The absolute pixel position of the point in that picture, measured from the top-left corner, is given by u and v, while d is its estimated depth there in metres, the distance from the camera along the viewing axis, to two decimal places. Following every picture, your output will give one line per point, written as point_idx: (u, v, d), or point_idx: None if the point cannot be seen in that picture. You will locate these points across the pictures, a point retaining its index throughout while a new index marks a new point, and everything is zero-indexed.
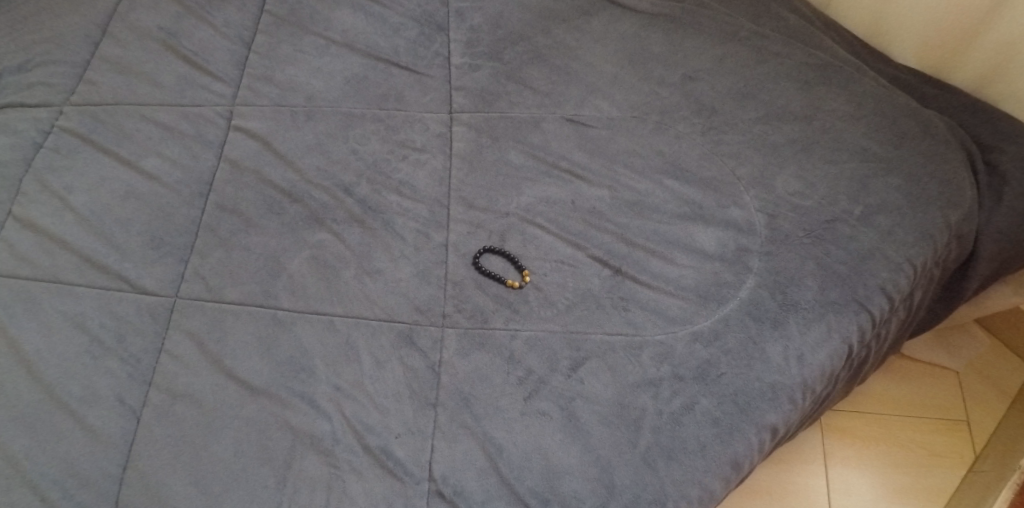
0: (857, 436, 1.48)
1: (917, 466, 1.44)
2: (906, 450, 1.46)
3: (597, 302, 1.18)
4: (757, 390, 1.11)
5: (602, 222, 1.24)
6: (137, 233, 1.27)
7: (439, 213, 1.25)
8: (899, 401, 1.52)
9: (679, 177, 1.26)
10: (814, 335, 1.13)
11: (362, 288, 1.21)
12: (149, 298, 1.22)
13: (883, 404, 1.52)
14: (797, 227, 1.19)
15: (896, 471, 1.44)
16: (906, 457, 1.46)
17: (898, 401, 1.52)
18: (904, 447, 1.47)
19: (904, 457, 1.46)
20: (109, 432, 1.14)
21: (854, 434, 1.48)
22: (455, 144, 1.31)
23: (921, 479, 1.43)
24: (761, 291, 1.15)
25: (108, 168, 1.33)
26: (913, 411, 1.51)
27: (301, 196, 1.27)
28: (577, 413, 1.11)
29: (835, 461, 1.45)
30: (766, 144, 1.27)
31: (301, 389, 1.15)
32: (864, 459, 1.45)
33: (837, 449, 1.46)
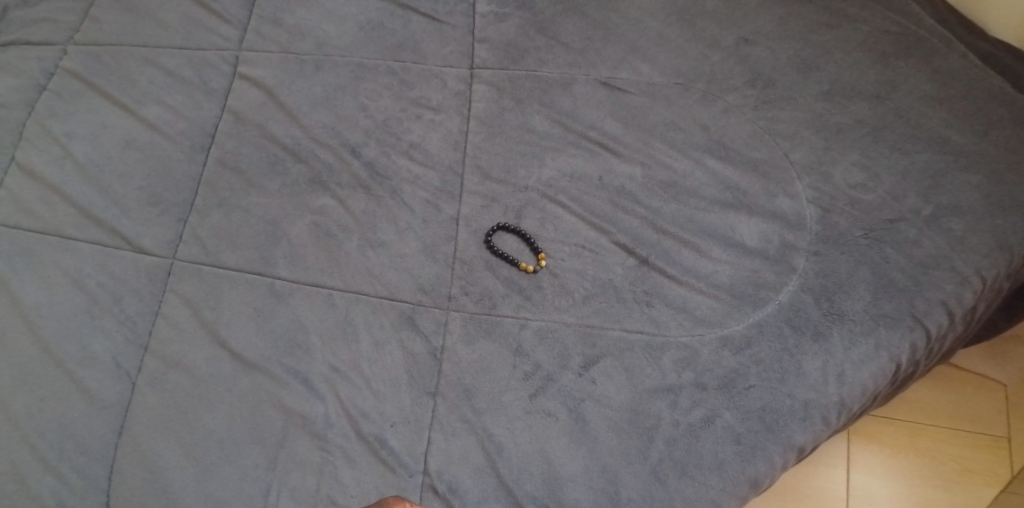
0: (885, 443, 1.36)
1: (948, 480, 1.32)
2: (937, 461, 1.34)
3: (617, 294, 1.07)
4: (788, 407, 1.00)
5: (632, 204, 1.11)
6: (137, 187, 1.20)
7: (452, 182, 1.14)
8: (938, 409, 1.38)
9: (723, 157, 1.12)
10: (860, 351, 1.00)
11: (365, 261, 1.12)
12: (146, 258, 1.16)
13: (919, 411, 1.38)
14: (853, 225, 1.05)
15: (925, 484, 1.32)
16: (937, 470, 1.33)
17: (936, 408, 1.38)
18: (934, 459, 1.34)
19: (934, 469, 1.33)
20: (105, 396, 1.11)
21: (882, 441, 1.36)
22: (474, 104, 1.18)
23: (950, 495, 1.31)
24: (804, 297, 1.03)
25: (111, 116, 1.25)
26: (951, 421, 1.37)
27: (305, 155, 1.17)
28: (585, 416, 1.02)
29: (859, 469, 1.34)
30: (827, 124, 1.11)
31: (296, 366, 1.08)
32: (892, 469, 1.34)
33: (863, 456, 1.35)
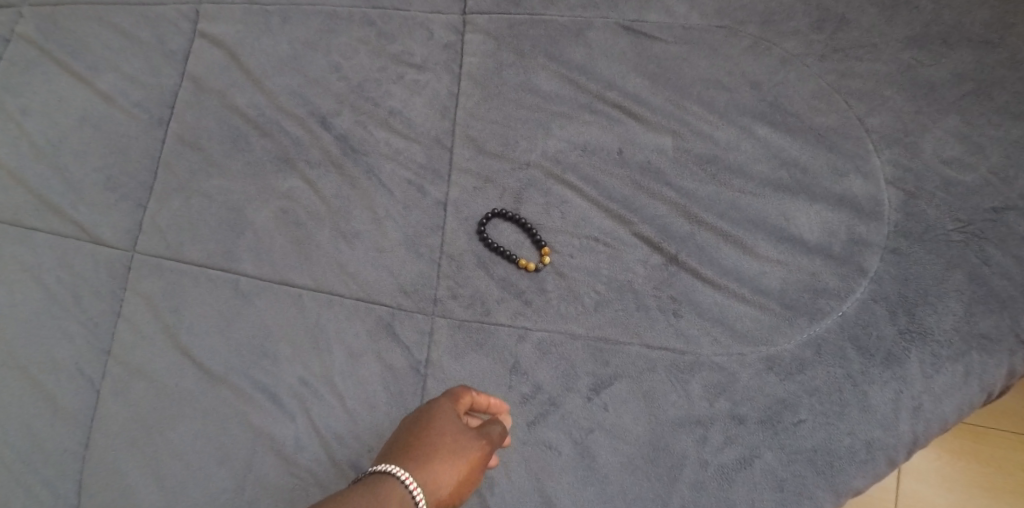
0: (939, 445, 1.07)
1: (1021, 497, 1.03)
2: (1005, 471, 1.05)
3: (637, 301, 0.87)
4: (846, 447, 0.81)
5: (658, 185, 0.90)
6: (93, 169, 1.05)
7: (439, 158, 0.95)
8: (1014, 408, 1.07)
9: (777, 125, 0.91)
10: (943, 380, 0.82)
11: (337, 255, 0.95)
12: (106, 250, 1.02)
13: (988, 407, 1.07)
14: (945, 215, 0.85)
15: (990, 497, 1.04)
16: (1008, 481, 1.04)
17: (1012, 407, 1.07)
18: (1001, 469, 1.05)
19: (1001, 478, 1.04)
20: (71, 404, 0.98)
21: (946, 443, 1.06)
22: (466, 59, 0.98)
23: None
24: (875, 309, 0.84)
25: (67, 87, 1.09)
26: None
27: (269, 128, 1.00)
28: (594, 450, 0.84)
29: (912, 473, 1.06)
30: (916, 81, 0.89)
31: (261, 379, 0.94)
32: (947, 477, 1.05)
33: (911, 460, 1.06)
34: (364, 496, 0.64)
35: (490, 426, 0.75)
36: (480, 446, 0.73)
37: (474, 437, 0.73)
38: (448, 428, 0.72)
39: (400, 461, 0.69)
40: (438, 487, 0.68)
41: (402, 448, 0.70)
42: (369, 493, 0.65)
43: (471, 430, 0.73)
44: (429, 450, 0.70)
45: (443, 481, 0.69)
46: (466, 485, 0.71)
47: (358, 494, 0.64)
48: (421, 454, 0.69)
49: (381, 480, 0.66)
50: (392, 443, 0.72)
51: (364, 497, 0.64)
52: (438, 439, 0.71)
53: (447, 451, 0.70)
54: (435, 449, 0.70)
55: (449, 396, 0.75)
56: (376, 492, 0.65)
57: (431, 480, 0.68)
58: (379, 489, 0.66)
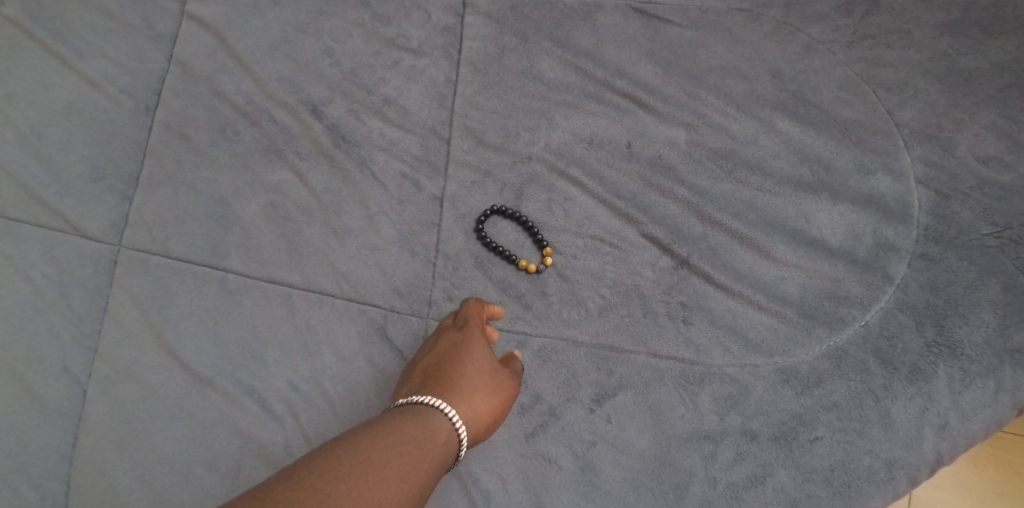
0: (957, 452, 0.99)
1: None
2: None
3: (645, 307, 0.81)
4: (866, 466, 0.76)
5: (668, 181, 0.85)
6: (77, 157, 1.00)
7: (435, 150, 0.90)
8: None
9: (799, 118, 0.85)
10: (972, 397, 0.76)
11: (328, 253, 0.90)
12: (90, 243, 0.97)
13: None
14: (980, 219, 0.80)
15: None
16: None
17: None
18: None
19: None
20: (58, 403, 0.92)
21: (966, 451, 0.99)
22: (466, 44, 0.93)
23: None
24: (901, 319, 0.79)
25: (47, 69, 1.04)
26: None
27: (258, 117, 0.95)
28: (597, 464, 0.78)
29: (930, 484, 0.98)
30: (951, 71, 0.85)
31: (250, 382, 0.89)
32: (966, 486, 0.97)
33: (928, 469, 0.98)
34: (411, 425, 0.63)
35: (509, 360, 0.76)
36: (505, 379, 0.73)
37: (499, 370, 0.73)
38: (477, 362, 0.72)
39: (438, 394, 0.68)
40: (476, 419, 0.68)
41: (434, 382, 0.69)
42: (417, 423, 0.64)
43: (496, 364, 0.74)
44: (462, 383, 0.69)
45: (479, 413, 0.69)
46: (495, 418, 0.72)
47: (406, 424, 0.63)
48: (458, 387, 0.69)
49: (424, 411, 0.65)
50: (419, 379, 0.71)
51: (412, 428, 0.63)
52: (470, 373, 0.70)
53: (478, 383, 0.70)
54: (468, 382, 0.70)
55: (475, 327, 0.76)
56: (422, 422, 0.64)
57: (473, 410, 0.68)
58: (424, 419, 0.65)
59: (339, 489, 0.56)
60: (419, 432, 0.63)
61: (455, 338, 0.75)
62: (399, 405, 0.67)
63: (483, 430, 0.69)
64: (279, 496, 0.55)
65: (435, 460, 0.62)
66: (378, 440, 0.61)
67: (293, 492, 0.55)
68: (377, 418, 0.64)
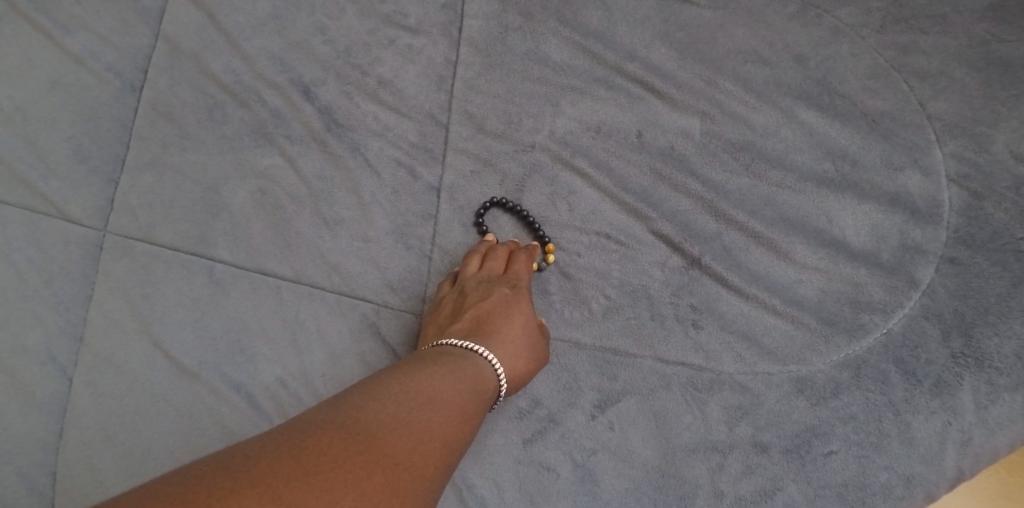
0: None
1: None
2: None
3: (652, 308, 0.77)
4: (883, 483, 0.71)
5: (682, 174, 0.79)
6: (60, 137, 0.96)
7: (433, 136, 0.85)
8: None
9: (823, 108, 0.79)
10: (1000, 412, 0.71)
11: (319, 243, 0.86)
12: (74, 228, 0.93)
13: None
14: (1015, 220, 0.75)
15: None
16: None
17: None
18: None
19: None
20: (43, 394, 0.88)
21: None
22: (466, 22, 0.87)
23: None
24: (927, 328, 0.74)
25: (27, 42, 0.98)
26: None
27: (246, 97, 0.90)
28: (597, 474, 0.74)
29: None
30: (990, 59, 0.79)
31: (236, 377, 0.86)
32: None
33: None
34: (464, 375, 0.64)
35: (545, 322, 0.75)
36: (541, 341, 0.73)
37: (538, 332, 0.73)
38: (528, 325, 0.71)
39: (485, 343, 0.68)
40: (515, 375, 0.69)
41: (482, 331, 0.69)
42: (470, 373, 0.64)
43: (539, 327, 0.73)
44: (509, 340, 0.69)
45: (519, 368, 0.69)
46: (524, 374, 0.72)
47: (459, 373, 0.63)
48: (505, 341, 0.69)
49: (473, 360, 0.66)
50: (467, 322, 0.70)
51: (465, 376, 0.64)
52: (517, 331, 0.70)
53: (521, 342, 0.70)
54: (519, 344, 0.70)
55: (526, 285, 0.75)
56: (472, 373, 0.64)
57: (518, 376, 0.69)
58: (475, 370, 0.65)
59: (417, 419, 0.57)
60: (479, 388, 0.64)
61: (508, 291, 0.73)
62: (448, 348, 0.66)
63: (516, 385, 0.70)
64: (362, 419, 0.55)
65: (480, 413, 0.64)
66: (441, 381, 0.61)
67: (375, 416, 0.56)
68: (435, 360, 0.64)
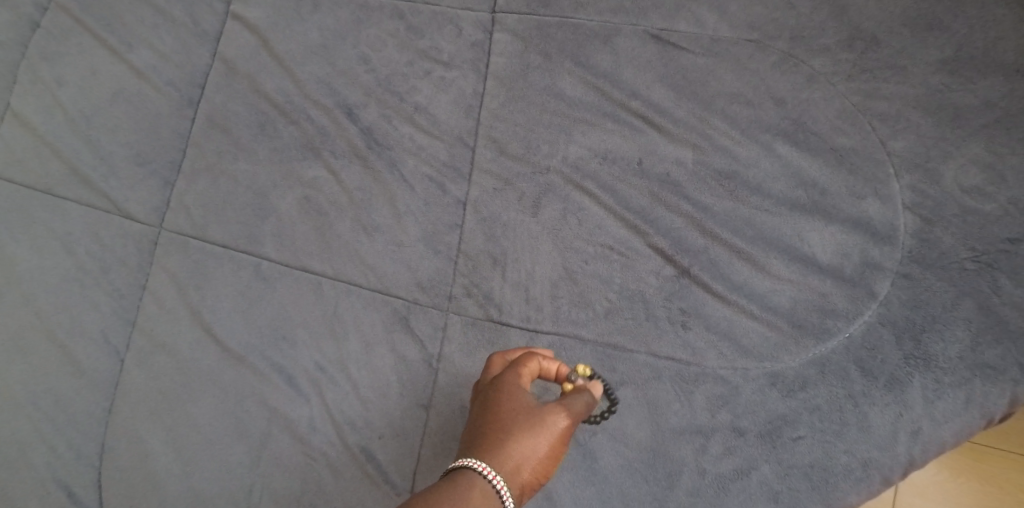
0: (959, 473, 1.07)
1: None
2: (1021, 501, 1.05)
3: (647, 310, 0.89)
4: (842, 466, 0.84)
5: (676, 197, 0.92)
6: (125, 144, 1.08)
7: (461, 156, 0.98)
8: None
9: (799, 144, 0.92)
10: (944, 407, 0.83)
11: (356, 246, 0.98)
12: (133, 226, 1.05)
13: (1013, 440, 1.07)
14: (960, 244, 0.86)
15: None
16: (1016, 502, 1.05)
17: None
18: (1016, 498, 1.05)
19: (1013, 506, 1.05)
20: (101, 373, 1.03)
21: (966, 471, 1.07)
22: (493, 59, 1.00)
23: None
24: (882, 333, 0.86)
25: (100, 59, 1.11)
26: None
27: (297, 116, 1.02)
28: (597, 453, 0.87)
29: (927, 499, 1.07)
30: (943, 105, 0.90)
31: (278, 361, 0.97)
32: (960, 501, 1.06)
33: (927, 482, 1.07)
34: (451, 496, 0.66)
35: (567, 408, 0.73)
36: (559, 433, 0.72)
37: (552, 426, 0.72)
38: (511, 412, 0.72)
39: (471, 451, 0.70)
40: (519, 476, 0.69)
41: (477, 443, 0.71)
42: (449, 488, 0.66)
43: (529, 408, 0.72)
44: (504, 446, 0.70)
45: (523, 470, 0.69)
46: (545, 465, 0.71)
47: (444, 490, 0.66)
48: (496, 442, 0.70)
49: (454, 475, 0.68)
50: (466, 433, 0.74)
51: (451, 492, 0.66)
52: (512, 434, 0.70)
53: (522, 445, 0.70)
54: (501, 437, 0.70)
55: (514, 369, 0.76)
56: (460, 490, 0.66)
57: (512, 465, 0.69)
58: (465, 484, 0.67)
59: None
60: (457, 498, 0.65)
61: (495, 384, 0.75)
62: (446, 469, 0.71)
63: (524, 476, 0.70)
64: None
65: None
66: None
67: None
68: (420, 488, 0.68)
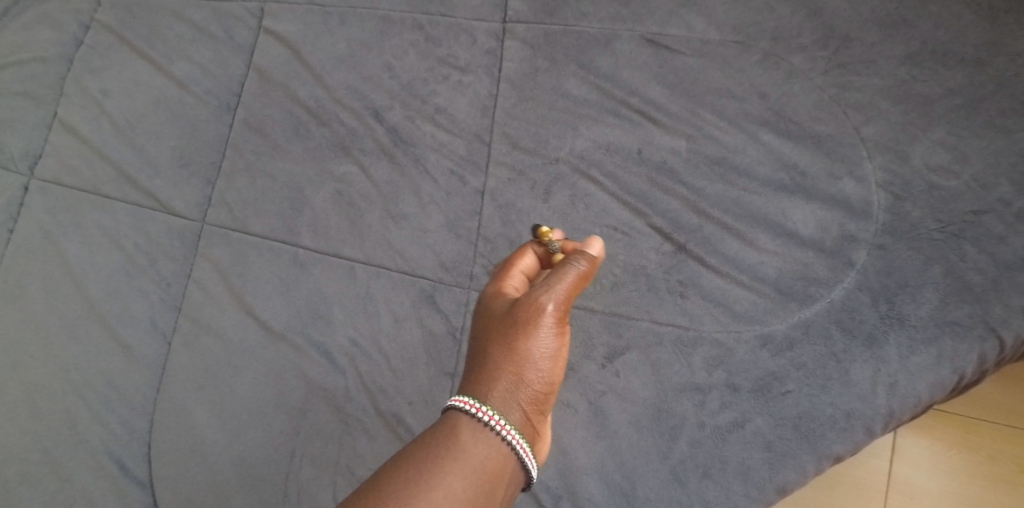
0: (939, 438, 1.18)
1: (1016, 484, 1.15)
2: (998, 462, 1.16)
3: (649, 283, 1.00)
4: (828, 416, 0.94)
5: (671, 183, 1.03)
6: (167, 147, 1.18)
7: (478, 151, 1.09)
8: (1012, 407, 1.17)
9: (781, 133, 1.03)
10: (918, 361, 0.93)
11: (385, 233, 1.08)
12: (176, 221, 1.15)
13: (987, 405, 1.18)
14: (929, 216, 0.97)
15: (986, 487, 1.16)
16: (993, 467, 1.16)
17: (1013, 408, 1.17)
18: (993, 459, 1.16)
19: (991, 466, 1.16)
20: (151, 355, 1.13)
21: (945, 436, 1.18)
22: (506, 63, 1.11)
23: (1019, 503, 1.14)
24: (860, 297, 0.96)
25: (142, 71, 1.22)
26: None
27: (328, 118, 1.13)
28: (606, 410, 0.98)
29: (913, 464, 1.18)
30: (910, 94, 1.01)
31: (316, 338, 1.07)
32: (942, 464, 1.17)
33: (911, 449, 1.19)
34: (443, 431, 0.75)
35: (553, 298, 0.81)
36: (552, 327, 0.80)
37: (541, 325, 0.80)
38: (500, 324, 0.82)
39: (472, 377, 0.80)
40: (523, 381, 0.78)
41: (478, 362, 0.81)
42: (445, 423, 0.76)
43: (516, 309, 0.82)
44: (499, 368, 0.79)
45: (521, 374, 0.78)
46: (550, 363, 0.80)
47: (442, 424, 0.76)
48: (490, 360, 0.79)
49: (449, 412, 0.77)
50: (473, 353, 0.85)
51: (446, 426, 0.75)
52: (503, 352, 0.79)
53: (519, 354, 0.79)
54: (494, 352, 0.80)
55: (499, 284, 0.87)
56: (451, 424, 0.75)
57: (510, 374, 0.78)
58: (458, 425, 0.75)
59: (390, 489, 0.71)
60: (449, 432, 0.75)
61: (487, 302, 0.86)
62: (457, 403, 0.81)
63: (524, 381, 0.78)
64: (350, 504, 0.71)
65: (472, 462, 0.73)
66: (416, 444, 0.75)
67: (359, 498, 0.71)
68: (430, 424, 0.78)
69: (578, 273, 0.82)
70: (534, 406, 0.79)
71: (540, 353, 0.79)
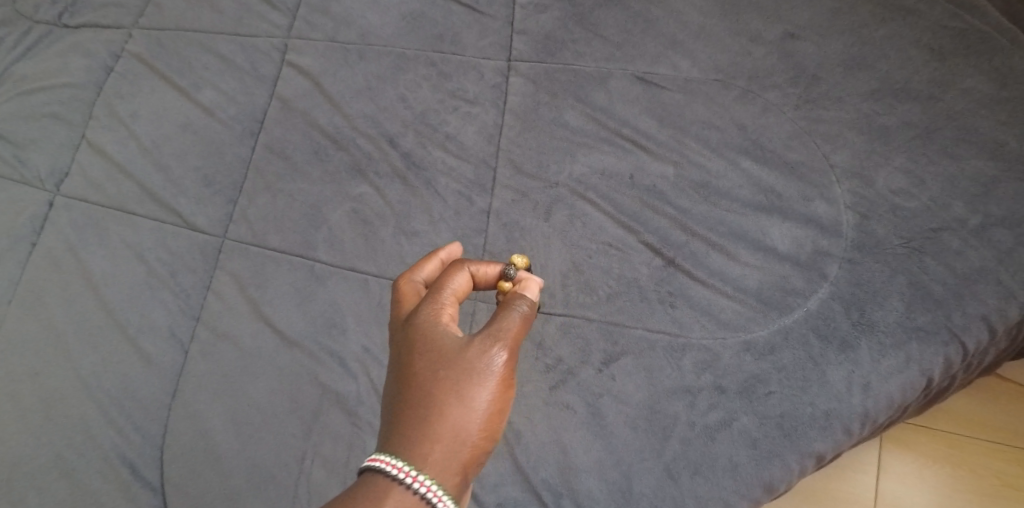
0: (919, 452, 1.28)
1: (992, 494, 1.25)
2: (975, 473, 1.26)
3: (641, 294, 1.10)
4: (808, 415, 1.03)
5: (661, 204, 1.14)
6: (192, 168, 1.27)
7: (485, 175, 1.19)
8: (982, 421, 1.28)
9: (758, 161, 1.14)
10: (888, 363, 1.03)
11: (397, 248, 1.17)
12: (199, 236, 1.23)
13: (960, 420, 1.29)
14: (893, 233, 1.08)
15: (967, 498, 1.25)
16: (969, 477, 1.26)
17: (983, 422, 1.28)
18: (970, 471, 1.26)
19: (969, 478, 1.26)
20: (169, 362, 1.19)
21: (924, 450, 1.28)
22: (510, 97, 1.22)
23: None
24: (834, 306, 1.06)
25: (170, 98, 1.32)
26: (993, 434, 1.28)
27: (346, 144, 1.23)
28: (603, 411, 1.06)
29: (898, 478, 1.27)
30: (872, 127, 1.13)
31: (330, 345, 1.14)
32: (924, 477, 1.27)
33: (894, 463, 1.28)
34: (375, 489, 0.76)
35: (499, 350, 0.83)
36: (493, 387, 0.82)
37: (483, 386, 0.81)
38: (438, 368, 0.82)
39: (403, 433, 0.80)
40: (461, 441, 0.79)
41: (409, 416, 0.81)
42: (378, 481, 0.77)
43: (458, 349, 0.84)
44: (434, 431, 0.79)
45: (457, 433, 0.79)
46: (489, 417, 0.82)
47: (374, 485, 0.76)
48: (428, 411, 0.80)
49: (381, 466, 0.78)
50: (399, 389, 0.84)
51: (377, 488, 0.76)
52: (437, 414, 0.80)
53: (459, 414, 0.80)
54: (430, 405, 0.81)
55: (437, 311, 0.87)
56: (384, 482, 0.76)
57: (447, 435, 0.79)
58: (391, 492, 0.76)
59: None
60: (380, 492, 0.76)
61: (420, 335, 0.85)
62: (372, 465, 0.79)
63: (456, 445, 0.79)
64: None
65: None
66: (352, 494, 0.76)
67: None
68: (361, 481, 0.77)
69: (521, 317, 0.86)
70: (465, 471, 0.80)
71: (473, 421, 0.80)
